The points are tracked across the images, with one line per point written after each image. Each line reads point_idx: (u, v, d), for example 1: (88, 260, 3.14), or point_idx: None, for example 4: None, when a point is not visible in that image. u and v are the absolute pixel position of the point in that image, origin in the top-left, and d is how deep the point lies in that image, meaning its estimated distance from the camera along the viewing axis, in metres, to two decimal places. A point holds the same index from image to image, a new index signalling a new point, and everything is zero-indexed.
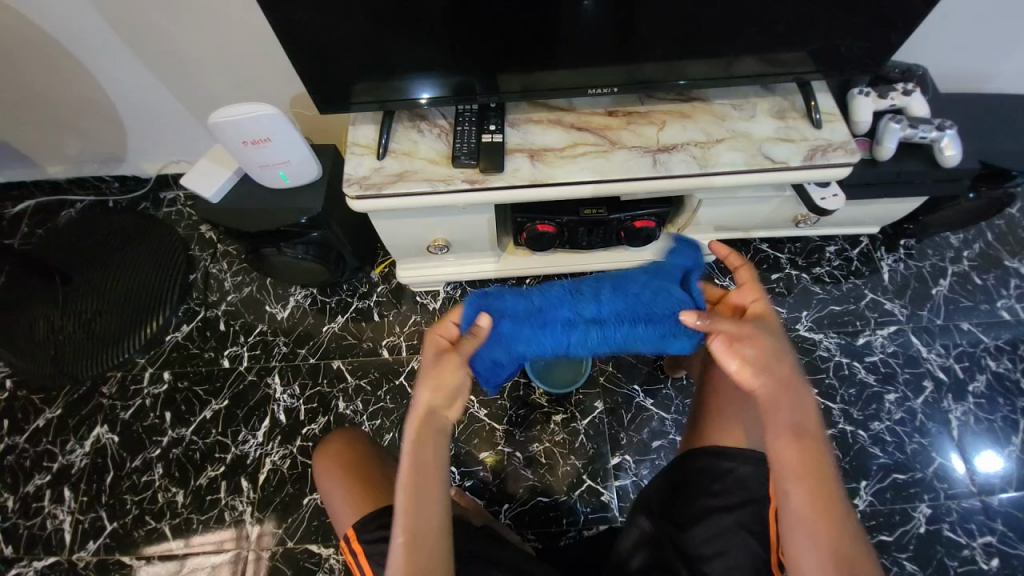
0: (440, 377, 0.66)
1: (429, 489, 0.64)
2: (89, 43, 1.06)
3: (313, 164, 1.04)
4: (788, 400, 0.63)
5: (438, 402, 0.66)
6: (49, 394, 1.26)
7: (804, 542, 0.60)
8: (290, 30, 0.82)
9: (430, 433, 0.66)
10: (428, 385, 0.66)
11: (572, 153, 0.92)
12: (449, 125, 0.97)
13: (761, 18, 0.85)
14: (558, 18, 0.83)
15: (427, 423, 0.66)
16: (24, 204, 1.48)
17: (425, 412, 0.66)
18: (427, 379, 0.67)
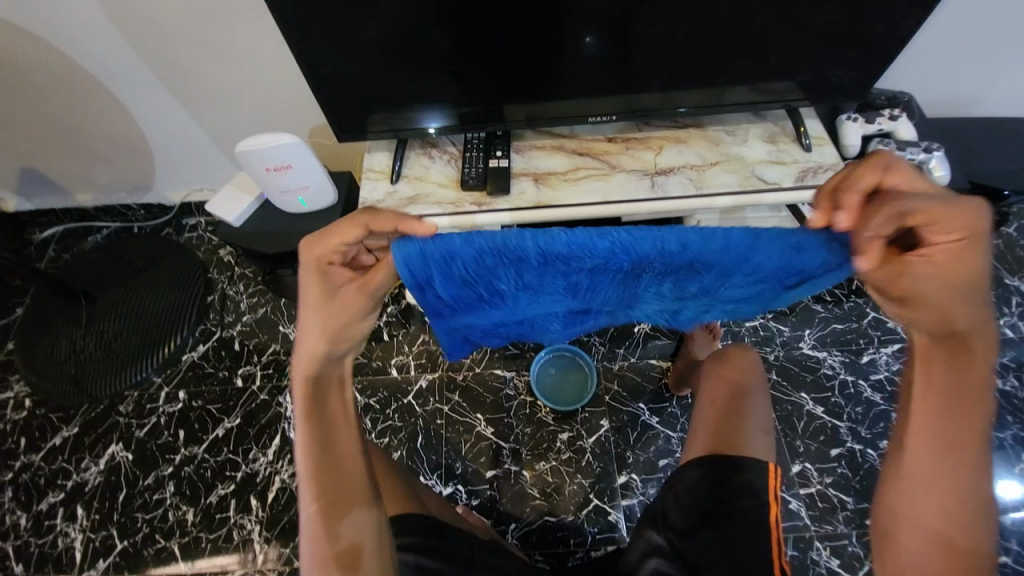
0: (322, 312, 0.62)
1: (327, 424, 0.67)
2: (127, 80, 1.15)
3: (331, 190, 1.10)
4: (967, 368, 0.57)
5: (323, 334, 0.63)
6: (66, 413, 1.29)
7: (916, 517, 0.58)
8: (314, 66, 0.89)
9: (318, 366, 0.65)
10: (311, 320, 0.63)
11: (574, 176, 0.97)
12: (458, 152, 1.03)
13: (749, 52, 0.91)
14: (561, 53, 0.89)
15: (311, 359, 0.64)
16: (53, 230, 1.56)
17: (310, 348, 0.63)
18: (309, 314, 0.62)
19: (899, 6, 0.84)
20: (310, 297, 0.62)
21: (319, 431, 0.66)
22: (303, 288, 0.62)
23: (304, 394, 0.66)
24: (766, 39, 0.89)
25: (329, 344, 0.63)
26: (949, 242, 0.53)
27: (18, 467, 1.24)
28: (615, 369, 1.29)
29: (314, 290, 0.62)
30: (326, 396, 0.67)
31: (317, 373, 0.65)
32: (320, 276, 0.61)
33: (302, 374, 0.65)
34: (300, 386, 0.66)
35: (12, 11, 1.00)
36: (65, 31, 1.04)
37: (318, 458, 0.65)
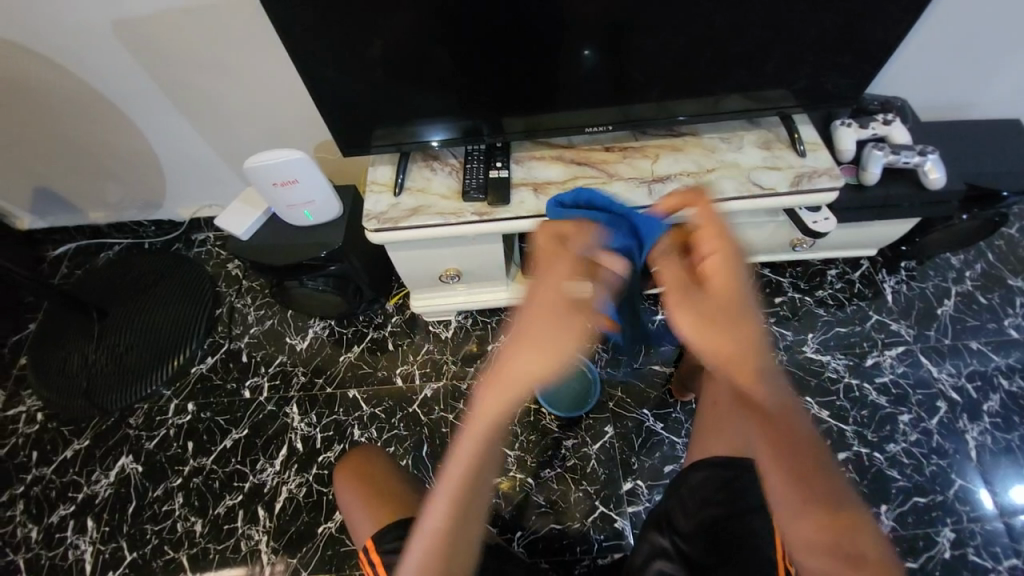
0: (569, 332, 0.57)
1: (487, 457, 0.57)
2: (140, 101, 1.19)
3: (336, 203, 1.13)
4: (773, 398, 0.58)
5: (552, 359, 0.56)
6: (78, 426, 1.31)
7: (803, 543, 0.55)
8: (320, 84, 0.92)
9: (511, 395, 0.56)
10: (555, 336, 0.57)
11: (573, 185, 0.99)
12: (459, 163, 1.05)
13: (742, 61, 0.94)
14: (557, 66, 0.92)
15: (511, 385, 0.56)
16: (66, 248, 1.60)
17: (522, 367, 0.55)
18: (547, 325, 0.57)
19: (884, 15, 0.87)
20: (548, 304, 0.58)
21: (473, 482, 0.56)
22: (556, 295, 0.59)
23: (478, 427, 0.56)
24: (758, 48, 0.92)
25: (555, 371, 0.56)
26: (713, 257, 0.60)
27: (28, 480, 1.25)
28: (618, 376, 1.30)
29: (562, 301, 0.58)
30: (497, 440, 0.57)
31: (509, 407, 0.56)
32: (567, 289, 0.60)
33: (491, 401, 0.55)
34: (477, 411, 0.56)
35: (33, 38, 1.05)
36: (83, 56, 1.09)
37: (457, 510, 0.56)
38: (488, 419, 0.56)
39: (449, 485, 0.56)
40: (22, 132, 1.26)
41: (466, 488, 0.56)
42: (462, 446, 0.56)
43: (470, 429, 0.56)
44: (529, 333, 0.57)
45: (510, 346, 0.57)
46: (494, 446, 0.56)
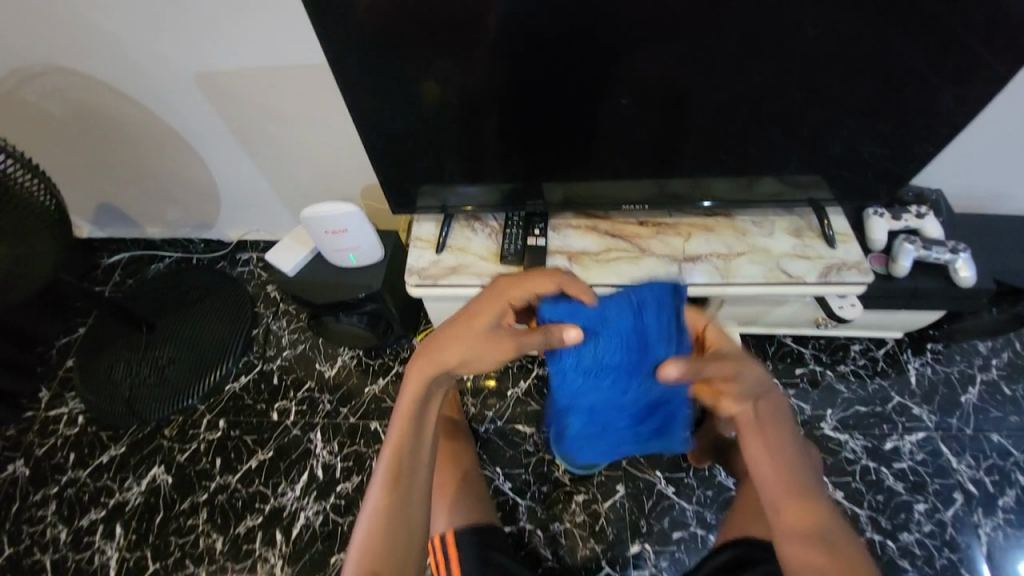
0: (481, 340, 0.77)
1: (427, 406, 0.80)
2: (207, 136, 1.28)
3: (379, 249, 1.20)
4: (769, 428, 0.73)
5: (465, 357, 0.77)
6: (116, 432, 1.38)
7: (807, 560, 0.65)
8: (380, 147, 1.00)
9: (428, 377, 0.79)
10: (464, 339, 0.77)
11: (606, 257, 1.04)
12: (498, 226, 1.10)
13: (775, 154, 0.98)
14: (601, 148, 0.98)
15: (429, 370, 0.79)
16: (120, 256, 1.70)
17: (438, 361, 0.78)
18: (461, 334, 0.77)
19: (916, 124, 0.91)
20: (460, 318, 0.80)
21: (412, 443, 0.78)
22: (469, 312, 0.79)
23: (407, 402, 0.79)
24: (795, 142, 0.96)
25: (468, 366, 0.78)
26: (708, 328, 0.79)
27: (64, 482, 1.32)
28: None
29: (474, 316, 0.78)
30: (423, 412, 0.80)
31: (426, 386, 0.79)
32: (487, 306, 0.78)
33: (417, 384, 0.79)
34: (405, 392, 0.80)
35: (123, 82, 1.15)
36: (163, 98, 1.19)
37: (400, 461, 0.76)
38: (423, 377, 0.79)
39: (393, 444, 0.78)
40: (98, 155, 1.36)
41: (405, 446, 0.77)
42: (397, 416, 0.79)
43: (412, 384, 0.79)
44: (469, 322, 0.78)
45: (427, 347, 0.80)
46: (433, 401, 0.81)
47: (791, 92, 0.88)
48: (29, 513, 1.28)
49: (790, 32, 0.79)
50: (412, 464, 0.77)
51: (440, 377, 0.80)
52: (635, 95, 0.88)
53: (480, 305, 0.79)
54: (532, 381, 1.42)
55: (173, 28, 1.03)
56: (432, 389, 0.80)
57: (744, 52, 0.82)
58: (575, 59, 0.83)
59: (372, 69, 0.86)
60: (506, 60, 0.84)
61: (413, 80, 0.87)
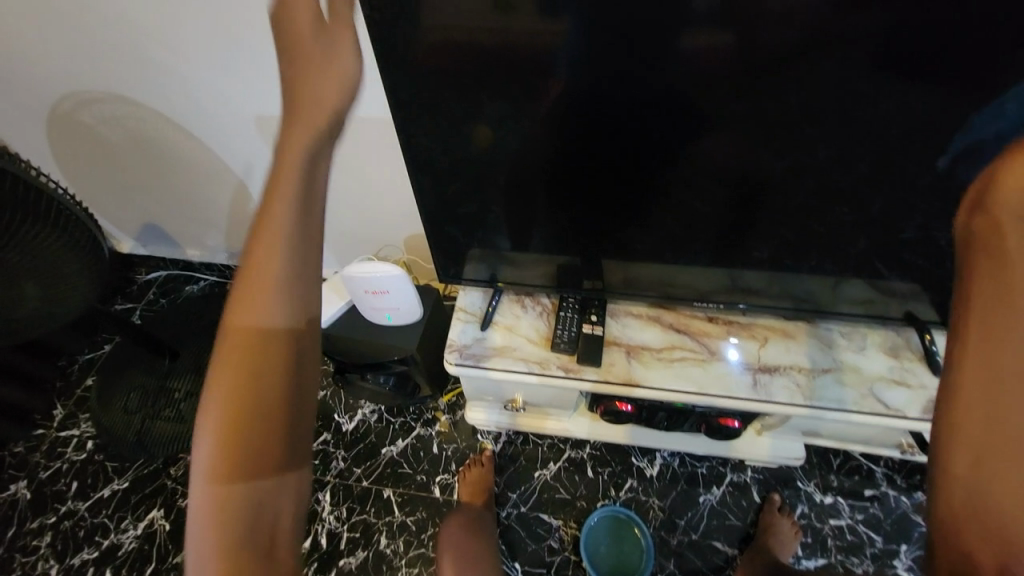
0: (312, 239, 0.40)
1: (279, 338, 0.37)
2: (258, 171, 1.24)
3: (419, 310, 1.12)
4: (1018, 325, 0.39)
5: (297, 286, 0.38)
6: (121, 465, 1.34)
7: (973, 519, 0.37)
8: (433, 218, 0.92)
9: (249, 359, 0.36)
10: (276, 245, 0.38)
11: (669, 355, 0.93)
12: (551, 305, 1.02)
13: (878, 266, 0.85)
14: (675, 242, 0.88)
15: (246, 346, 0.37)
16: (156, 274, 1.69)
17: (244, 322, 0.37)
18: (277, 229, 0.39)
19: None
20: (255, 209, 0.40)
21: (255, 500, 0.35)
22: (267, 192, 0.40)
23: (217, 427, 0.35)
24: (904, 259, 0.83)
25: (306, 304, 0.38)
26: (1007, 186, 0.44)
27: (61, 513, 1.27)
28: (673, 545, 1.20)
29: (286, 199, 0.40)
30: (260, 438, 0.35)
31: (258, 382, 0.36)
32: (293, 169, 0.41)
33: (233, 386, 0.36)
34: (207, 412, 0.36)
35: (184, 116, 1.14)
36: (220, 134, 1.16)
37: (232, 546, 0.35)
38: (264, 275, 0.38)
39: (207, 521, 0.35)
40: (149, 179, 1.35)
41: (229, 519, 0.35)
42: (194, 469, 0.35)
43: (245, 299, 0.37)
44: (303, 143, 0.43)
45: (233, 299, 0.38)
46: (296, 329, 0.38)
47: (909, 210, 0.76)
48: (22, 543, 1.24)
49: (921, 147, 0.68)
50: (253, 484, 0.35)
51: (283, 358, 0.37)
52: (724, 193, 0.78)
53: (281, 164, 0.42)
54: (562, 464, 1.30)
55: (242, 70, 1.00)
56: (277, 384, 0.37)
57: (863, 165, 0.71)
58: (662, 153, 0.74)
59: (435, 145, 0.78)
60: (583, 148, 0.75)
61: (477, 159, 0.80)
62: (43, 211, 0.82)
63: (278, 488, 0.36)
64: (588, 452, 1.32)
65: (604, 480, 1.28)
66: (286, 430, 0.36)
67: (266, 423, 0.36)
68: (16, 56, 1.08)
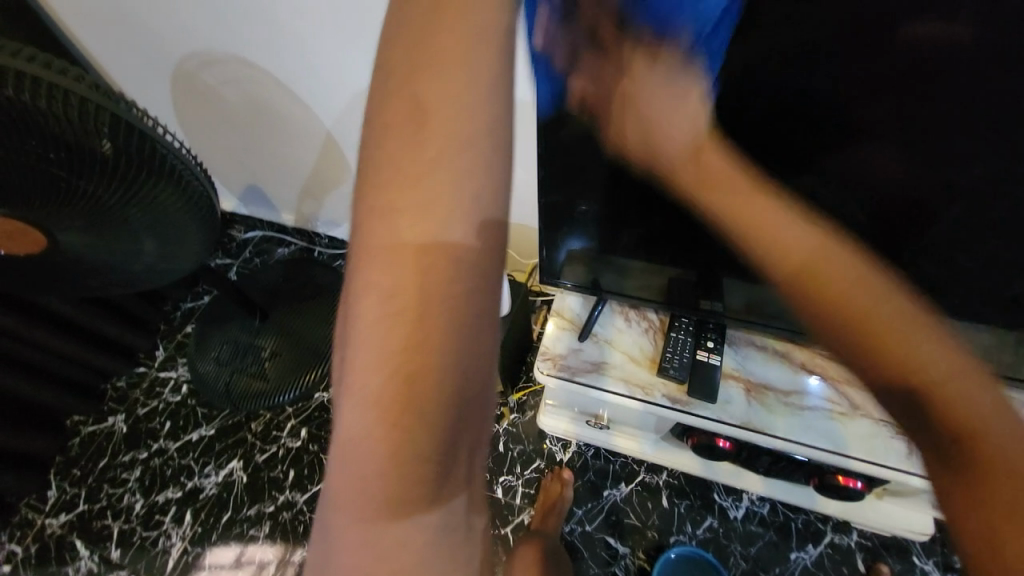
0: (502, 105, 0.28)
1: (453, 295, 0.27)
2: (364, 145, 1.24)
3: (504, 306, 1.05)
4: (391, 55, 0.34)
5: (482, 169, 0.28)
6: (209, 412, 1.44)
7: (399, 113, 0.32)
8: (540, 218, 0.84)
9: (433, 254, 0.27)
10: (461, 118, 0.28)
11: (798, 401, 0.81)
12: (660, 323, 0.91)
13: None
14: (826, 274, 0.75)
15: (426, 241, 0.27)
16: (253, 234, 1.77)
17: (416, 209, 0.28)
18: (458, 100, 0.28)
19: None
20: (410, 71, 0.29)
21: (442, 445, 0.28)
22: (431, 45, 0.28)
23: (397, 344, 0.27)
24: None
25: (495, 191, 0.28)
26: None
27: (154, 449, 1.40)
28: None
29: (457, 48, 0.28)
30: (440, 378, 0.27)
31: (453, 307, 0.27)
32: (464, 15, 0.29)
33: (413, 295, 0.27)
34: (380, 333, 0.27)
35: (293, 79, 1.13)
36: (328, 100, 1.15)
37: (397, 489, 0.28)
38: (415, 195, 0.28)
39: (371, 475, 0.28)
40: (255, 141, 1.38)
41: (402, 452, 0.27)
42: (352, 397, 0.28)
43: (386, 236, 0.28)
44: None
45: (385, 180, 0.28)
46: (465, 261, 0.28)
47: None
48: (112, 474, 1.38)
49: None
50: (418, 466, 0.28)
51: (469, 267, 0.28)
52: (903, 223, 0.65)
53: (443, 1, 0.29)
54: (634, 487, 1.21)
55: (368, 41, 0.98)
56: (459, 313, 0.28)
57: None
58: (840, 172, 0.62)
59: (563, 142, 0.70)
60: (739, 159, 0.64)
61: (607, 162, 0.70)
62: (152, 158, 0.77)
63: (471, 414, 0.29)
64: (666, 479, 1.21)
65: (681, 513, 1.17)
66: (467, 347, 0.28)
67: (427, 390, 0.27)
68: (152, 12, 1.11)
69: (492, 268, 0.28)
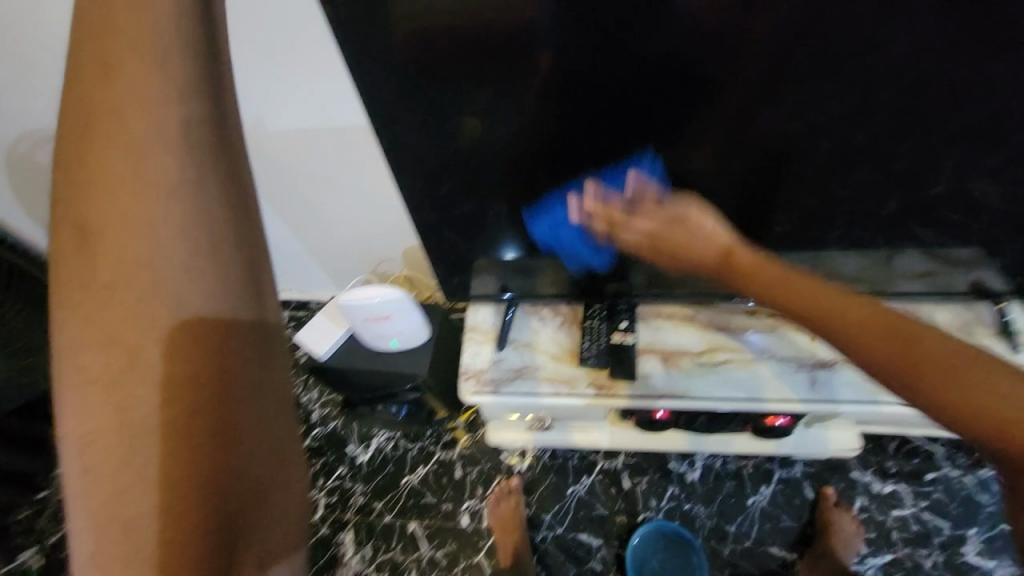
0: (175, 198, 0.34)
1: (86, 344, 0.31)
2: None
3: (425, 331, 1.02)
4: None
5: (182, 247, 0.33)
6: None
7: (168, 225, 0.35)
8: (432, 237, 0.82)
9: (115, 338, 0.31)
10: (147, 227, 0.33)
11: (711, 358, 0.85)
12: (573, 314, 0.92)
13: (934, 232, 0.75)
14: (715, 233, 0.78)
15: (134, 333, 0.32)
16: None
17: (116, 306, 0.32)
18: (147, 205, 0.33)
19: None
20: (80, 155, 0.32)
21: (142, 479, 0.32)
22: (76, 204, 0.32)
23: (90, 427, 0.31)
24: (952, 232, 0.75)
25: (203, 284, 0.34)
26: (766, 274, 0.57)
27: None
28: (726, 555, 1.11)
29: (123, 155, 0.32)
30: (145, 417, 0.32)
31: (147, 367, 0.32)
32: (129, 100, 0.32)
33: (149, 386, 0.32)
34: (91, 470, 0.31)
35: None
36: None
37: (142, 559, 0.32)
38: (108, 273, 0.32)
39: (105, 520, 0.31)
40: None
41: (177, 550, 0.33)
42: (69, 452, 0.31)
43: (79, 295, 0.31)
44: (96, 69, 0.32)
45: (77, 283, 0.31)
46: (141, 314, 0.32)
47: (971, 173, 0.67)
48: None
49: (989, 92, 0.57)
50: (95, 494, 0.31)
51: (154, 330, 0.32)
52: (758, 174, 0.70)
53: (99, 102, 0.32)
54: (596, 477, 1.21)
55: None
56: (165, 367, 0.33)
57: (924, 129, 0.63)
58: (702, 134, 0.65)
59: (429, 159, 0.69)
60: (607, 143, 0.66)
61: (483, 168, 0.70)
62: None
63: (226, 471, 0.35)
64: (624, 461, 1.23)
65: (644, 490, 1.19)
66: (234, 434, 0.36)
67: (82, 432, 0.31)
68: None
69: (200, 328, 0.34)
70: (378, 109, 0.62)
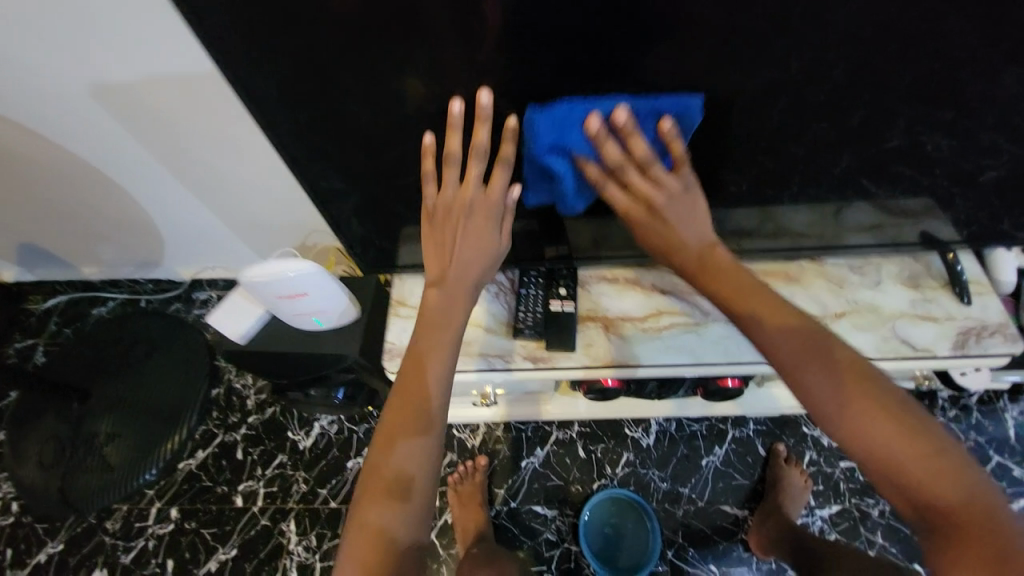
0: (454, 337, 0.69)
1: (416, 420, 0.63)
2: (137, 173, 1.00)
3: (352, 307, 0.92)
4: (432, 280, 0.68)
5: (443, 380, 0.66)
6: (52, 524, 1.17)
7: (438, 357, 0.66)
8: (337, 203, 0.72)
9: (416, 410, 0.63)
10: (438, 359, 0.66)
11: (655, 324, 0.79)
12: (510, 283, 0.84)
13: (887, 179, 0.69)
14: None
15: (417, 409, 0.63)
16: (56, 300, 1.45)
17: (412, 407, 0.64)
18: (441, 342, 0.67)
19: None
20: (431, 319, 0.69)
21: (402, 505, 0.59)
22: (439, 320, 0.69)
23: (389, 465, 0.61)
24: (901, 183, 0.70)
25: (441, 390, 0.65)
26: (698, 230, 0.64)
27: None
28: (679, 517, 1.11)
29: (447, 320, 0.69)
30: (419, 466, 0.61)
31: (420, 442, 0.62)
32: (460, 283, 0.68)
33: (406, 455, 0.61)
34: (393, 454, 0.62)
35: None
36: (52, 122, 0.89)
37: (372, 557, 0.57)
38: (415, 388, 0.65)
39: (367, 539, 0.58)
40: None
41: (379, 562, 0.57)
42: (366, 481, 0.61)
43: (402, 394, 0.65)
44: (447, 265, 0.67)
45: (409, 383, 0.65)
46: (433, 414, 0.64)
47: (922, 119, 0.60)
48: None
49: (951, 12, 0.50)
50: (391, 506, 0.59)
51: (424, 408, 0.64)
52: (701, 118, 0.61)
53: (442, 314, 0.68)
54: (550, 448, 1.17)
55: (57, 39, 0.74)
56: (425, 440, 0.62)
57: (875, 74, 0.55)
58: (626, 81, 0.54)
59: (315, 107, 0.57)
60: (515, 90, 0.55)
61: (378, 120, 0.59)
62: None
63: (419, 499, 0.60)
64: (578, 431, 1.19)
65: (598, 458, 1.16)
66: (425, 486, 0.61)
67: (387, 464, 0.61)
68: None
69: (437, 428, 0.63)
70: (230, 56, 0.50)
